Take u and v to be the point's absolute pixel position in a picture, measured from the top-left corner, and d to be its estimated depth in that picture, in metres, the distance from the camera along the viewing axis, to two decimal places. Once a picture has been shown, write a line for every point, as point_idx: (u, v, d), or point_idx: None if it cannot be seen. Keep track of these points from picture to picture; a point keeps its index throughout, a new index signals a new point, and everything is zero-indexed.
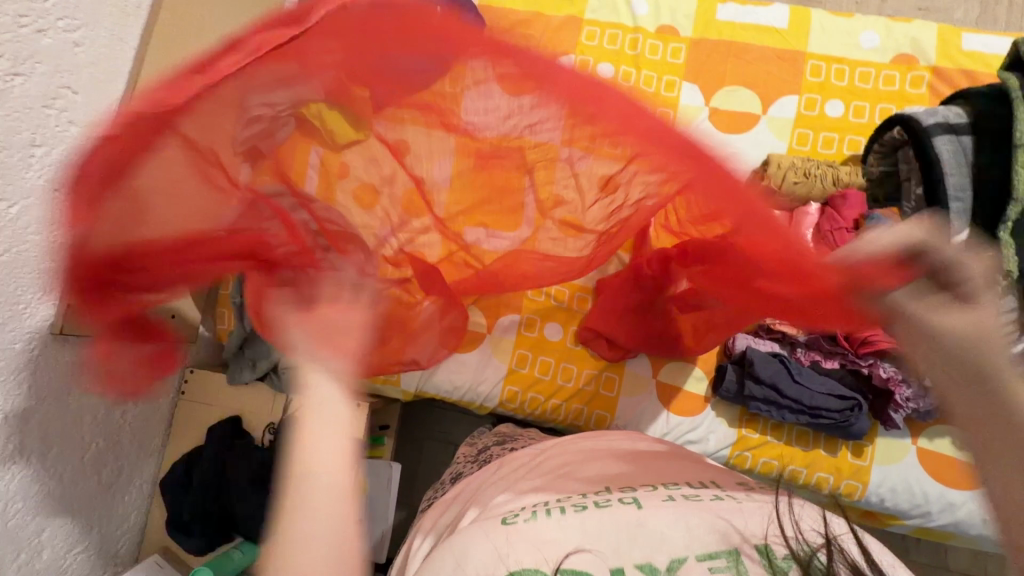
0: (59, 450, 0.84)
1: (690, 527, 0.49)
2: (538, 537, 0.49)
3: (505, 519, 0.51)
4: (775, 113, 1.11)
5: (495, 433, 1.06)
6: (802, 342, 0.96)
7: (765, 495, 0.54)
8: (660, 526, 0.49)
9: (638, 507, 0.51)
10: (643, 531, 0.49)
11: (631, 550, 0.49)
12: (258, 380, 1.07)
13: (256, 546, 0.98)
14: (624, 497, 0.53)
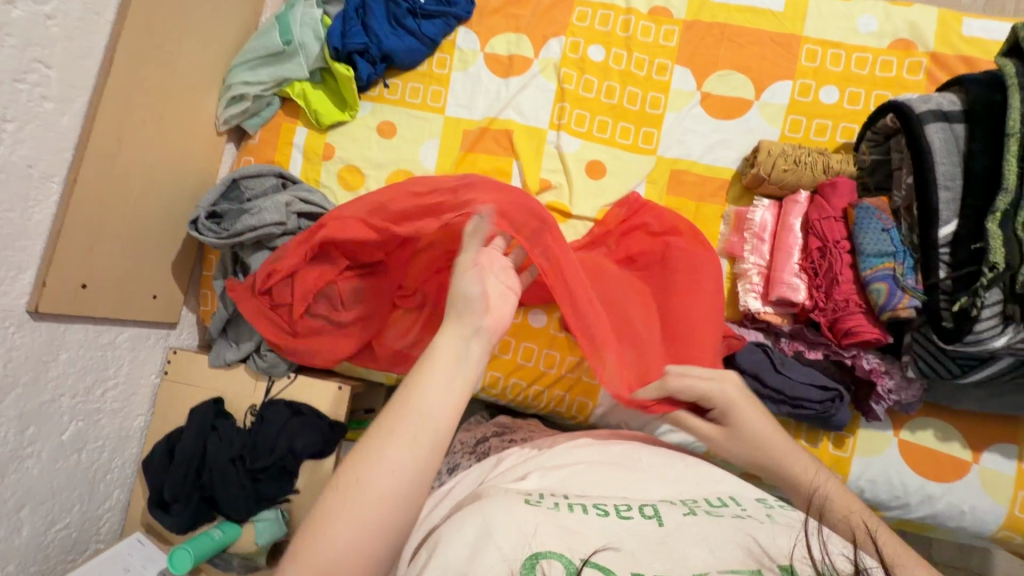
0: (37, 428, 0.84)
1: (713, 540, 0.49)
2: (568, 525, 0.49)
3: (529, 501, 0.52)
4: (768, 99, 1.09)
5: (493, 424, 1.05)
6: (785, 332, 0.97)
7: (792, 521, 0.54)
8: (681, 544, 0.48)
9: (659, 524, 0.51)
10: (665, 548, 0.48)
11: (652, 560, 0.47)
12: (240, 361, 1.07)
13: (237, 525, 0.99)
14: (646, 511, 0.53)
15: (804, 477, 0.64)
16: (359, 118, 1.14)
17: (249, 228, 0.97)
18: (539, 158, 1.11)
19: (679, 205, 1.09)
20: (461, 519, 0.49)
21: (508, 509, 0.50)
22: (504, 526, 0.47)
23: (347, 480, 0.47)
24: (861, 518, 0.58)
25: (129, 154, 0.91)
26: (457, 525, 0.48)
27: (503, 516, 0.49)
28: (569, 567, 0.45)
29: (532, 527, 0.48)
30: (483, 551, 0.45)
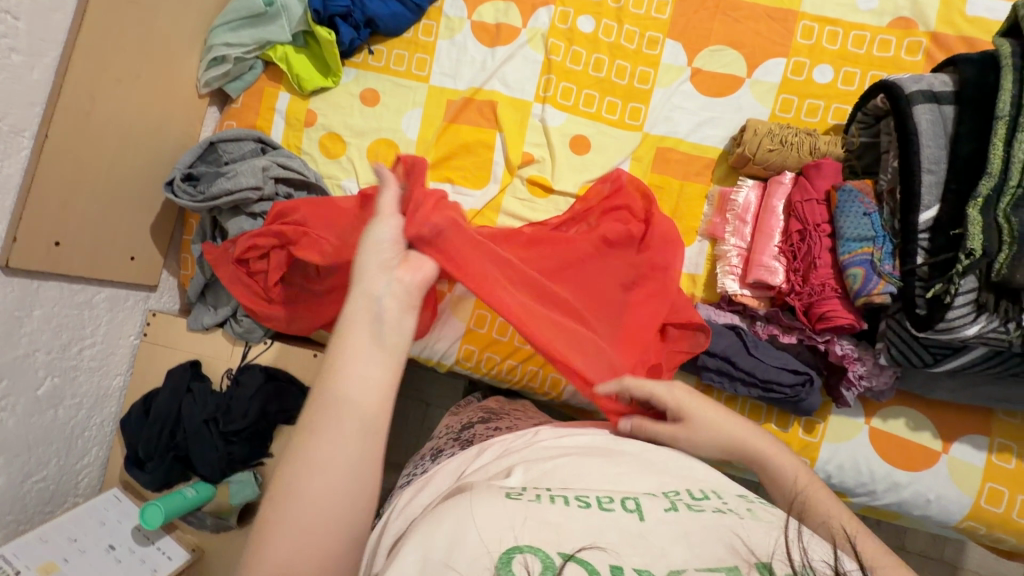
0: (12, 381, 0.85)
1: (689, 538, 0.42)
2: (551, 518, 0.42)
3: (510, 495, 0.45)
4: (760, 77, 1.06)
5: (483, 407, 0.98)
6: (761, 316, 0.95)
7: (772, 518, 0.47)
8: (659, 543, 0.42)
9: (640, 518, 0.44)
10: (642, 544, 0.42)
11: (630, 554, 0.41)
12: (217, 326, 1.07)
13: (211, 485, 1.00)
14: (626, 503, 0.46)
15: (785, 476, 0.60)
16: (343, 84, 1.12)
17: (224, 192, 0.96)
18: (523, 131, 1.09)
19: (663, 183, 1.07)
20: (441, 514, 0.43)
21: (490, 506, 0.43)
22: (484, 522, 0.41)
23: (282, 485, 0.43)
24: (841, 521, 0.54)
25: (103, 112, 0.91)
26: (438, 519, 0.42)
27: (485, 509, 0.43)
28: (547, 563, 0.39)
29: (515, 520, 0.42)
30: (464, 544, 0.40)
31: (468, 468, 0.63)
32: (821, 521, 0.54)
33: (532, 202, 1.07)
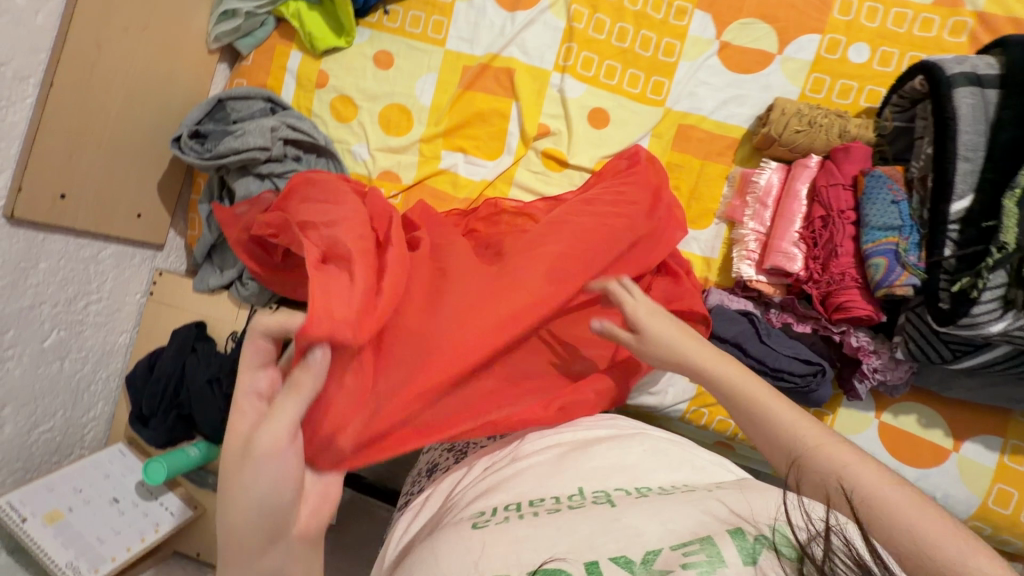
0: (18, 331, 0.86)
1: (660, 513, 0.43)
2: (518, 533, 0.44)
3: (476, 523, 0.47)
4: (792, 54, 1.01)
5: None
6: (776, 303, 0.93)
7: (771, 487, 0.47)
8: (633, 522, 0.42)
9: (612, 505, 0.46)
10: (616, 525, 0.42)
11: (606, 543, 0.41)
12: (222, 288, 1.07)
13: (214, 445, 1.01)
14: (598, 497, 0.48)
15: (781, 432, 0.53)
16: (356, 45, 1.09)
17: (232, 151, 0.94)
18: (540, 102, 1.05)
19: (682, 162, 1.03)
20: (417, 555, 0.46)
21: (454, 544, 0.44)
22: (448, 565, 0.42)
23: None
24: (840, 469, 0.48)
25: (109, 62, 0.88)
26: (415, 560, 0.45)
27: (450, 549, 0.44)
28: None
29: (475, 553, 0.42)
30: None
31: (460, 481, 0.63)
32: (820, 471, 0.49)
33: (546, 175, 1.05)
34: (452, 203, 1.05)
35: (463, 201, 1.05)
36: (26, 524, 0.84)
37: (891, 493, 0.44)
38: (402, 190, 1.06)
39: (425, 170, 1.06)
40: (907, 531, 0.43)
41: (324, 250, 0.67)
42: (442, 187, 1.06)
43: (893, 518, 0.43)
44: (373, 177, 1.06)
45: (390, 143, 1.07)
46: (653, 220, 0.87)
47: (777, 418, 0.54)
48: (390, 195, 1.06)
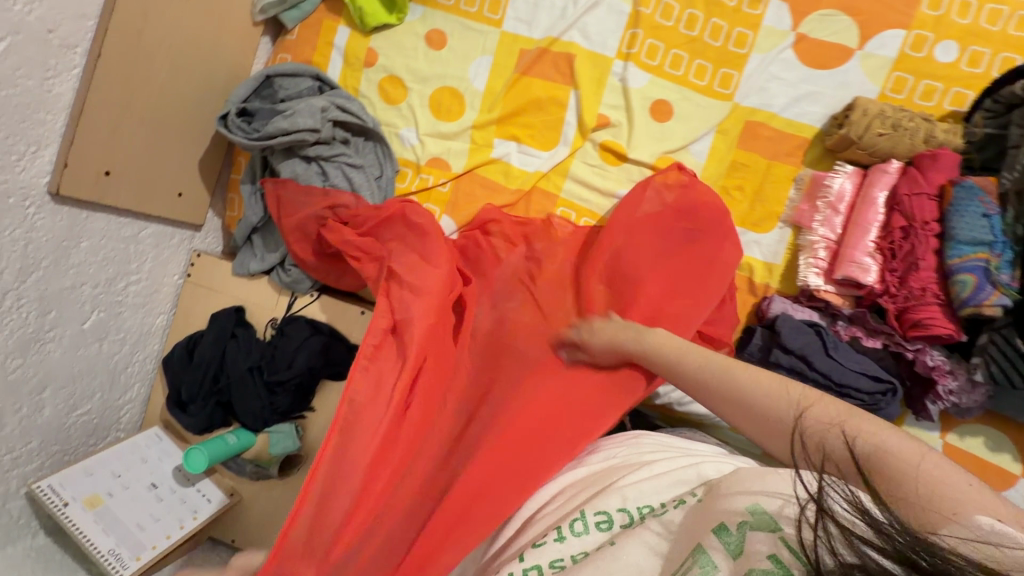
0: (59, 313, 0.83)
1: (661, 555, 0.48)
2: None
3: None
4: (873, 50, 0.94)
5: None
6: (845, 315, 0.89)
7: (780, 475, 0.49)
8: (632, 560, 0.47)
9: (610, 541, 0.50)
10: (618, 567, 0.47)
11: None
12: (263, 273, 1.04)
13: (252, 434, 0.99)
14: (600, 522, 0.53)
15: (765, 397, 0.56)
16: (407, 22, 1.03)
17: (280, 131, 0.89)
18: (600, 91, 1.00)
19: (748, 161, 0.98)
20: None
21: None
22: None
23: None
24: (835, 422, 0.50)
25: (156, 32, 0.83)
26: None
27: None
28: None
29: None
30: None
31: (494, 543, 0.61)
32: (820, 426, 0.51)
33: (603, 169, 1.00)
34: (503, 194, 1.01)
35: (515, 193, 1.01)
36: (67, 508, 0.83)
37: (885, 437, 0.47)
38: (452, 178, 1.02)
39: (476, 158, 1.01)
40: (901, 468, 0.45)
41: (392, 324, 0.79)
42: (493, 176, 1.01)
43: (890, 458, 0.46)
44: (422, 164, 1.02)
45: (440, 129, 1.02)
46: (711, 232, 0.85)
47: (753, 392, 0.57)
48: (440, 183, 1.02)
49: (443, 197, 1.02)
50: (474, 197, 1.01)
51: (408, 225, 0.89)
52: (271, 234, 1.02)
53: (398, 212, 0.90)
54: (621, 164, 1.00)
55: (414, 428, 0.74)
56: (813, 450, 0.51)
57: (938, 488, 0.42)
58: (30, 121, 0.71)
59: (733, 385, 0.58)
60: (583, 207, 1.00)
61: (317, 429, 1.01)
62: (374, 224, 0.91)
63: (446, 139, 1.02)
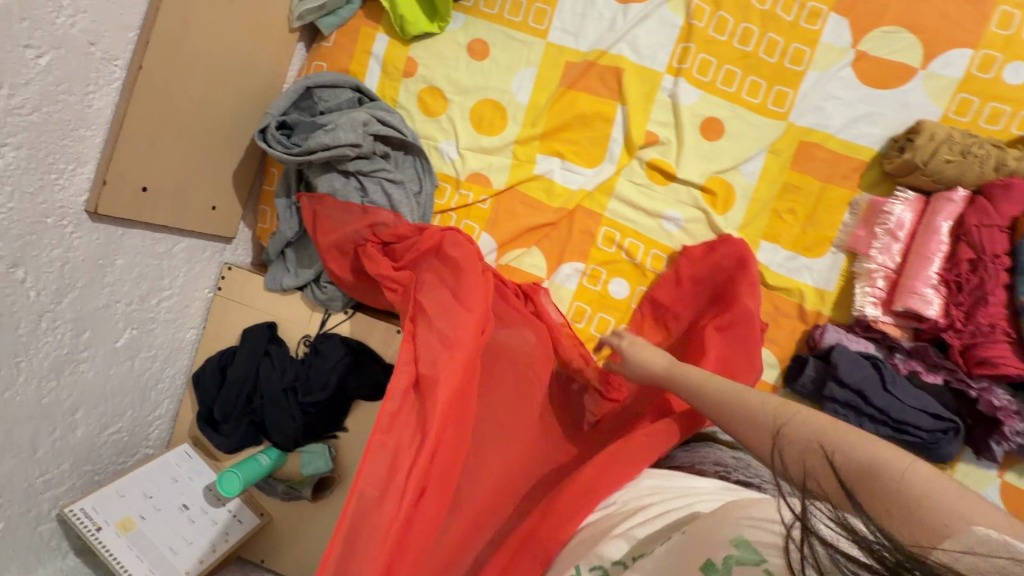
0: (93, 332, 0.81)
1: None
2: None
3: None
4: (938, 69, 0.90)
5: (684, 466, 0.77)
6: (903, 348, 0.86)
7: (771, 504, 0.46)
8: None
9: None
10: None
11: None
12: (296, 289, 1.01)
13: (284, 453, 0.98)
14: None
15: (756, 410, 0.55)
16: (449, 31, 0.99)
17: (321, 146, 0.85)
18: (648, 107, 0.96)
19: (802, 183, 0.95)
20: None
21: None
22: None
23: None
24: (817, 433, 0.48)
25: (197, 42, 0.80)
26: None
27: None
28: None
29: None
30: None
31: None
32: (804, 437, 0.49)
33: (649, 188, 0.97)
34: (545, 212, 0.98)
35: (557, 211, 0.97)
36: (100, 532, 0.81)
37: (861, 441, 0.46)
38: (493, 195, 0.98)
39: (518, 173, 0.98)
40: (886, 474, 0.42)
41: (415, 377, 0.73)
42: (536, 194, 0.98)
43: (871, 467, 0.43)
44: (462, 179, 0.99)
45: (481, 143, 0.98)
46: (745, 272, 0.86)
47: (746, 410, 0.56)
48: (480, 200, 0.98)
49: (484, 213, 0.99)
50: (516, 215, 0.98)
51: (447, 249, 0.88)
52: (307, 250, 0.99)
53: (433, 238, 0.88)
54: (668, 183, 0.97)
55: (436, 496, 0.66)
56: (795, 465, 0.49)
57: (917, 497, 0.40)
58: (71, 139, 0.68)
59: (735, 401, 0.58)
60: (629, 227, 0.97)
61: (350, 450, 0.99)
62: (410, 249, 0.89)
63: (487, 152, 0.99)
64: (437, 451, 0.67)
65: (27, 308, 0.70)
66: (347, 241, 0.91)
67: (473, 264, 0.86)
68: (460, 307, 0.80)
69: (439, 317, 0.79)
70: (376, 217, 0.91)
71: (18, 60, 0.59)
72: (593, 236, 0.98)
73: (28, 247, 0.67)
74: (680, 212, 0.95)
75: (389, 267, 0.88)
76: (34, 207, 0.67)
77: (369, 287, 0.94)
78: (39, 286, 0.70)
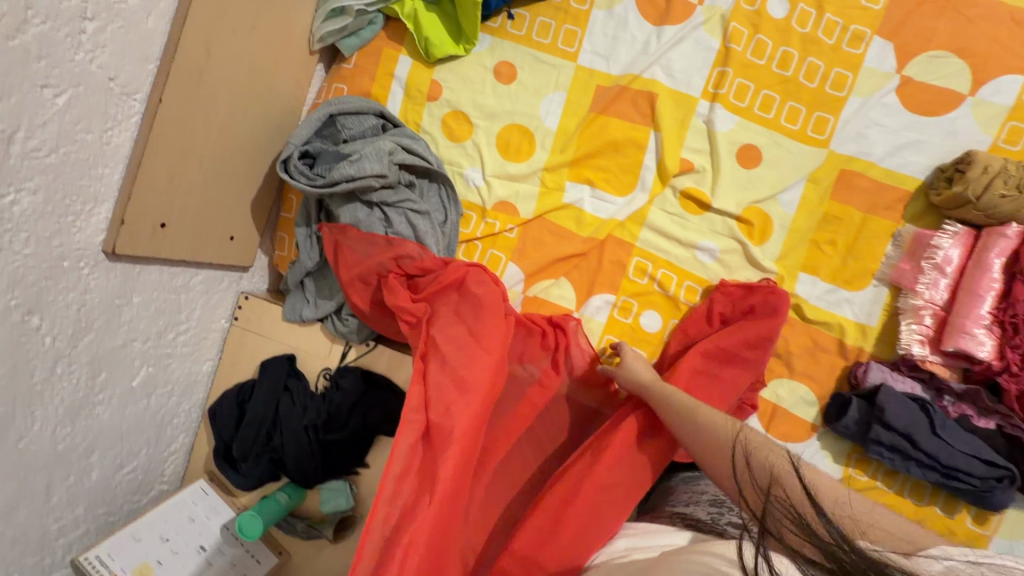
0: (109, 374, 0.77)
1: None
2: None
3: None
4: (987, 96, 0.87)
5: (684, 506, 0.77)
6: (953, 391, 0.83)
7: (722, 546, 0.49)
8: None
9: None
10: None
11: None
12: (316, 320, 0.97)
13: (303, 490, 0.96)
14: None
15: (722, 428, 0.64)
16: (475, 53, 0.95)
17: (346, 178, 0.82)
18: (683, 133, 0.93)
19: (843, 214, 0.91)
20: None
21: None
22: None
23: None
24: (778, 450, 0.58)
25: (218, 71, 0.76)
26: None
27: None
28: None
29: None
30: None
31: None
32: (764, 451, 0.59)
33: (683, 218, 0.93)
34: (573, 241, 0.94)
35: (587, 241, 0.94)
36: None
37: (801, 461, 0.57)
38: (520, 224, 0.95)
39: (546, 201, 0.95)
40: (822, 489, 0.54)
41: (426, 425, 0.71)
42: (565, 223, 0.94)
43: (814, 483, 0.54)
44: (488, 208, 0.95)
45: (508, 169, 0.95)
46: (770, 314, 0.85)
47: (710, 425, 0.66)
48: (507, 229, 0.95)
49: (511, 242, 0.95)
50: (544, 244, 0.95)
51: (473, 284, 0.85)
52: (326, 280, 0.96)
53: (459, 271, 0.85)
54: (703, 212, 0.93)
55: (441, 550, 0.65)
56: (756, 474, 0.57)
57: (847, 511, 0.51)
58: (88, 177, 0.64)
59: (695, 418, 0.68)
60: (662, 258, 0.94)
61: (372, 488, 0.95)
62: (434, 284, 0.85)
63: (514, 178, 0.95)
64: (444, 509, 0.66)
65: (43, 355, 0.67)
66: (367, 273, 0.87)
67: (497, 305, 0.84)
68: (478, 346, 0.78)
69: (457, 358, 0.76)
70: (400, 248, 0.87)
71: (35, 100, 0.56)
72: (624, 267, 0.94)
73: (44, 292, 0.64)
74: (715, 242, 0.92)
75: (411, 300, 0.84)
76: (51, 251, 0.63)
77: (386, 318, 0.90)
78: (55, 331, 0.67)
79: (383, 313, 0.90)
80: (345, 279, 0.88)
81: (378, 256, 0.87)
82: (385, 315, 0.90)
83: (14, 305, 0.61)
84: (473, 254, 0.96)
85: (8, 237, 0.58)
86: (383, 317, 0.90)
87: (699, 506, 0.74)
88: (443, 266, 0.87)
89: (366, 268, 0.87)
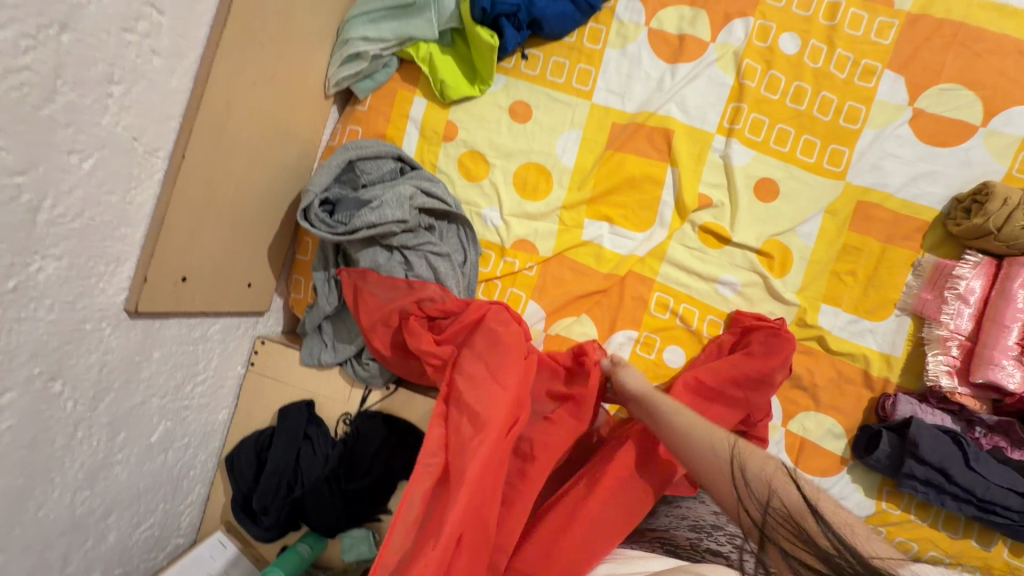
0: (127, 432, 0.75)
1: None
2: None
3: None
4: (998, 127, 0.88)
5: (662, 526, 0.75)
6: (984, 423, 0.83)
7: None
8: None
9: None
10: None
11: None
12: (334, 364, 0.96)
13: (324, 539, 0.93)
14: None
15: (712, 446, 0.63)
16: (490, 94, 0.96)
17: (367, 225, 0.82)
18: (699, 168, 0.93)
19: (862, 244, 0.91)
20: None
21: None
22: None
23: None
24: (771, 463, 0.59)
25: (238, 123, 0.76)
26: None
27: None
28: None
29: None
30: None
31: None
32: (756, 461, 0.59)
33: (703, 252, 0.93)
34: (594, 278, 0.94)
35: (608, 277, 0.93)
36: None
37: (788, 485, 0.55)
38: (539, 262, 0.94)
39: (564, 238, 0.95)
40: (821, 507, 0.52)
41: (441, 471, 0.69)
42: (585, 260, 0.94)
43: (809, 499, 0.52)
44: (507, 246, 0.95)
45: (525, 207, 0.95)
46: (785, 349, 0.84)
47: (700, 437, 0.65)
48: (526, 267, 0.94)
49: (530, 280, 0.94)
50: (565, 281, 0.94)
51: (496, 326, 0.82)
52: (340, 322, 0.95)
53: (480, 310, 0.83)
54: (723, 245, 0.93)
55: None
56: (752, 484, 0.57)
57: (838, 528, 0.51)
58: (112, 239, 0.63)
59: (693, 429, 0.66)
60: (683, 293, 0.93)
61: None
62: (455, 325, 0.84)
63: (532, 216, 0.95)
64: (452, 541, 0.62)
65: (63, 421, 0.65)
66: (388, 316, 0.86)
67: (518, 345, 0.80)
68: (495, 382, 0.75)
69: (471, 396, 0.73)
70: (422, 291, 0.86)
71: (61, 167, 0.55)
72: (645, 302, 0.93)
73: (66, 356, 0.62)
74: (737, 276, 0.92)
75: (435, 344, 0.83)
76: (74, 314, 0.62)
77: (406, 361, 0.88)
78: (76, 395, 0.65)
79: (404, 356, 0.88)
80: (365, 323, 0.86)
81: (400, 299, 0.86)
82: (406, 356, 0.88)
83: (37, 373, 0.59)
84: (493, 293, 0.95)
85: (32, 305, 0.57)
86: (403, 360, 0.88)
87: (680, 531, 0.72)
88: (463, 305, 0.85)
89: (385, 312, 0.86)
